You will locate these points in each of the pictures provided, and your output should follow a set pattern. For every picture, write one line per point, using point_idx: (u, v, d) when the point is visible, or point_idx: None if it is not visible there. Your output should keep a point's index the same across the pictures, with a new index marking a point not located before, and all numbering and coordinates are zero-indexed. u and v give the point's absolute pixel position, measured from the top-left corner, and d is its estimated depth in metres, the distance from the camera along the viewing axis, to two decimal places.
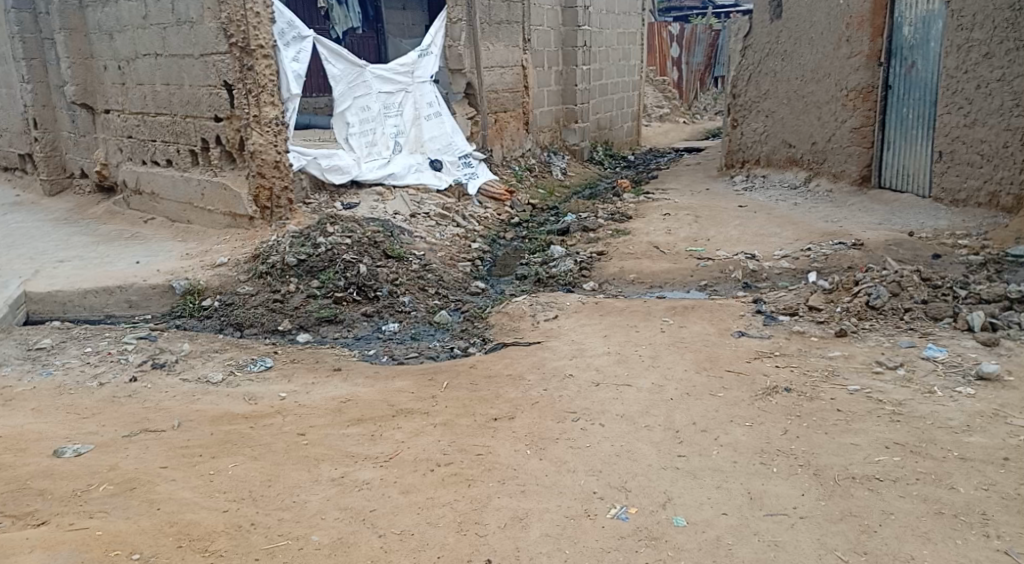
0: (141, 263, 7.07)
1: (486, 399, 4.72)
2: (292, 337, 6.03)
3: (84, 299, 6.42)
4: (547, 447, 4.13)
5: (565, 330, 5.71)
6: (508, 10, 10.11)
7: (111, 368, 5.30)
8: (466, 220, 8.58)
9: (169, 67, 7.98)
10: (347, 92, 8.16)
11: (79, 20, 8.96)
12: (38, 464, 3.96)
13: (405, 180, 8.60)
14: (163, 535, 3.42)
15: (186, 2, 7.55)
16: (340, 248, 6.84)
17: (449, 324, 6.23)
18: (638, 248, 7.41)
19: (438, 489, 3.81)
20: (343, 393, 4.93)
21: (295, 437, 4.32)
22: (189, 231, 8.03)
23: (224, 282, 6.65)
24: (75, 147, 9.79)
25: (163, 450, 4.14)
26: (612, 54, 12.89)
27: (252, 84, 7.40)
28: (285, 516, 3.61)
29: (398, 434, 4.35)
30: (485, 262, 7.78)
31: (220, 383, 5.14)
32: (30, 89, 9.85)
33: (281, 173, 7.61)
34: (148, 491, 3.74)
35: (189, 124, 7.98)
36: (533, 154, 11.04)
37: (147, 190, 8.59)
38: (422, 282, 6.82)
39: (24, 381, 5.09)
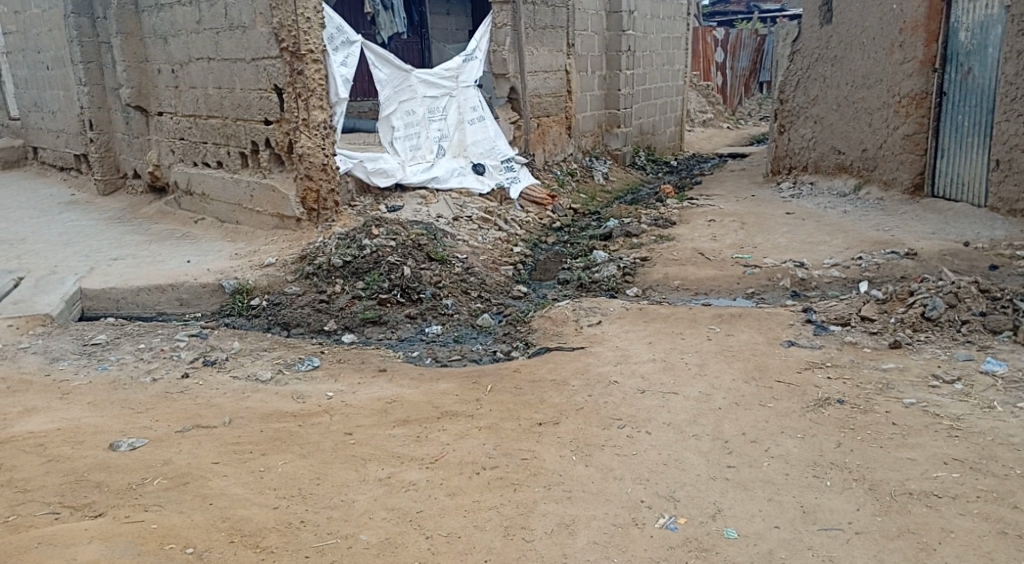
0: (192, 262, 7.19)
1: (531, 403, 4.71)
2: (337, 337, 6.08)
3: (137, 296, 6.55)
4: (593, 454, 4.11)
5: (609, 336, 5.68)
6: (553, 15, 10.10)
7: (164, 365, 5.39)
8: (509, 224, 8.58)
9: (222, 71, 8.12)
10: (393, 97, 8.28)
11: (135, 24, 9.17)
12: (94, 457, 4.04)
13: (448, 184, 8.63)
14: (216, 530, 3.47)
15: (239, 7, 7.68)
16: (385, 250, 6.89)
17: (492, 327, 6.23)
18: (683, 254, 7.35)
19: (484, 493, 3.81)
20: (388, 395, 4.96)
21: (343, 437, 4.35)
22: (238, 232, 8.16)
23: (272, 282, 6.73)
24: (129, 148, 10.01)
25: (215, 446, 4.20)
26: (656, 59, 12.82)
27: (301, 89, 7.49)
28: (334, 515, 3.64)
29: (444, 436, 4.36)
30: (527, 266, 7.77)
31: (269, 381, 5.20)
32: (87, 91, 10.09)
33: (329, 176, 7.68)
34: (201, 486, 3.80)
35: (240, 127, 8.10)
36: (575, 158, 11.01)
37: (198, 191, 8.75)
38: (464, 286, 6.83)
39: (81, 375, 5.20)
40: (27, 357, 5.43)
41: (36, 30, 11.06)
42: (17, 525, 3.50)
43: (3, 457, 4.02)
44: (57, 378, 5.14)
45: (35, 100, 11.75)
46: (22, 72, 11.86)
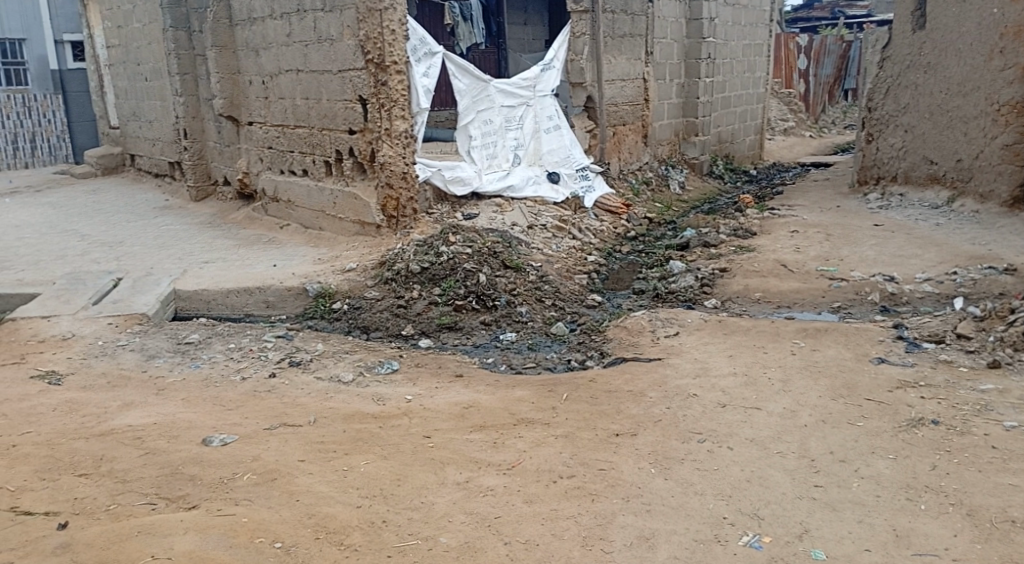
0: (278, 266, 7.39)
1: (608, 413, 4.68)
2: (414, 342, 6.15)
3: (227, 298, 6.76)
4: (673, 467, 4.06)
5: (687, 347, 5.60)
6: (632, 23, 10.02)
7: (252, 364, 5.55)
8: (583, 232, 8.55)
9: (309, 82, 8.33)
10: (471, 106, 8.35)
11: (228, 38, 9.49)
12: (189, 451, 4.17)
13: (524, 192, 8.65)
14: (303, 526, 3.55)
15: (328, 20, 7.88)
16: (462, 257, 6.95)
17: (567, 336, 6.21)
18: (765, 266, 7.20)
19: (562, 501, 3.80)
20: (465, 400, 4.99)
21: (421, 440, 4.40)
22: (321, 238, 8.35)
23: (353, 287, 6.86)
24: (220, 156, 10.37)
25: (301, 445, 4.30)
26: (737, 67, 12.63)
27: (385, 99, 7.61)
28: (414, 516, 3.68)
29: (521, 442, 4.36)
30: (601, 275, 7.73)
31: (351, 383, 5.30)
32: (182, 101, 10.48)
33: (408, 184, 7.78)
34: (288, 483, 3.89)
35: (325, 136, 8.29)
36: (651, 167, 10.89)
37: (284, 198, 8.99)
38: (539, 294, 6.83)
39: (175, 372, 5.39)
40: (125, 354, 5.65)
41: (136, 43, 11.56)
42: (117, 513, 3.63)
43: (104, 448, 4.19)
44: (153, 375, 5.33)
45: (133, 109, 12.27)
46: (122, 83, 12.41)
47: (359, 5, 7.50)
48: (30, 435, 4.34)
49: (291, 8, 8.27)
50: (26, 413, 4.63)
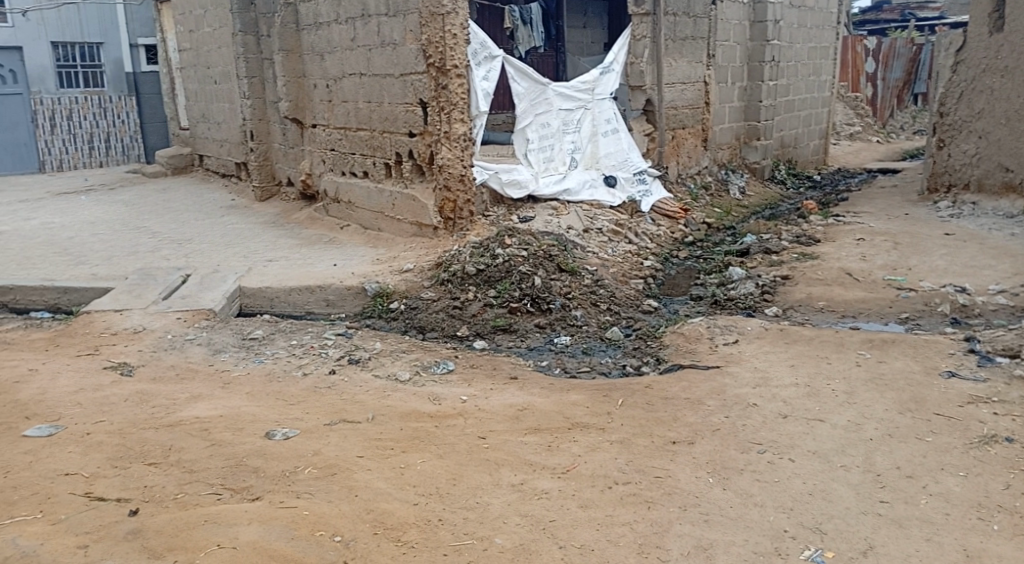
0: (338, 266, 7.50)
1: (665, 420, 4.64)
2: (469, 343, 6.18)
3: (289, 295, 6.87)
4: (732, 477, 4.00)
5: (747, 356, 5.52)
6: (694, 26, 9.91)
7: (313, 361, 5.65)
8: (639, 237, 8.49)
9: (372, 86, 8.43)
10: (529, 110, 8.36)
11: (295, 42, 9.66)
12: (253, 444, 4.26)
13: (580, 196, 8.62)
14: (362, 521, 3.59)
15: (391, 25, 7.97)
16: (518, 259, 6.96)
17: (621, 341, 6.17)
18: (829, 274, 7.06)
19: (618, 508, 3.77)
20: (521, 402, 5.00)
21: (477, 440, 4.42)
22: (380, 238, 8.44)
23: (410, 287, 6.92)
24: (285, 157, 10.57)
25: (360, 441, 4.35)
26: (802, 70, 12.41)
27: (445, 102, 7.67)
28: (470, 516, 3.69)
29: (576, 447, 4.35)
30: (658, 280, 7.67)
31: (408, 382, 5.35)
32: (249, 104, 10.72)
33: (466, 187, 7.82)
34: (347, 478, 3.94)
35: (386, 139, 8.39)
36: (710, 172, 10.75)
37: (345, 199, 9.12)
38: (594, 298, 6.81)
39: (240, 366, 5.51)
40: (193, 348, 5.79)
41: (207, 47, 11.86)
42: (184, 501, 3.72)
43: (172, 438, 4.30)
44: (219, 368, 5.46)
45: (203, 111, 12.59)
46: (193, 85, 12.74)
47: (422, 9, 7.56)
48: (104, 424, 4.49)
49: (355, 13, 8.40)
50: (100, 403, 4.78)
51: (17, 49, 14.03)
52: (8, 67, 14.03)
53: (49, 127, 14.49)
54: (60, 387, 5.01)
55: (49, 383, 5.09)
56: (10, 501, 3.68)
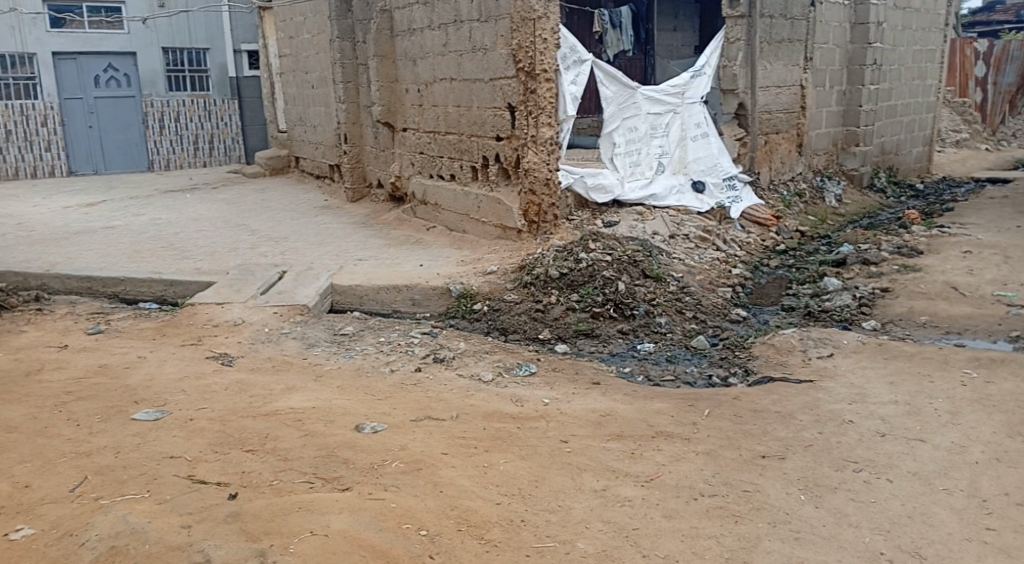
0: (424, 266, 7.61)
1: (753, 433, 4.55)
2: (551, 346, 6.19)
3: (377, 294, 7.02)
4: (824, 495, 3.90)
5: (842, 370, 5.37)
6: (791, 28, 9.69)
7: (400, 358, 5.75)
8: (728, 244, 8.36)
9: (462, 90, 8.54)
10: (617, 114, 8.32)
11: (389, 47, 9.86)
12: (343, 436, 4.37)
13: (666, 201, 8.51)
14: (446, 517, 3.64)
15: (483, 30, 8.05)
16: (601, 264, 6.94)
17: (707, 350, 6.08)
18: (932, 288, 6.82)
19: (703, 519, 3.72)
20: (603, 408, 4.98)
21: (559, 444, 4.42)
22: (464, 240, 8.54)
23: (493, 289, 6.97)
24: (376, 160, 10.80)
25: (445, 438, 4.42)
26: (905, 73, 12.01)
27: (532, 107, 7.71)
28: (553, 519, 3.70)
29: (660, 455, 4.31)
30: (746, 289, 7.53)
31: (491, 382, 5.41)
32: (344, 107, 10.99)
33: (551, 191, 7.83)
34: (432, 474, 4.00)
35: (473, 143, 8.49)
36: (804, 178, 10.48)
37: (432, 201, 9.26)
38: (680, 305, 6.73)
39: (331, 361, 5.66)
40: (288, 341, 5.97)
41: (306, 53, 12.22)
42: (279, 488, 3.84)
43: (269, 427, 4.45)
44: (312, 362, 5.62)
45: (300, 114, 12.97)
46: (291, 90, 13.15)
47: (514, 14, 7.62)
48: (206, 411, 4.67)
49: (448, 19, 8.52)
50: (202, 390, 4.98)
51: (131, 54, 14.85)
52: (123, 71, 14.87)
53: (158, 128, 15.24)
54: (165, 374, 5.25)
55: (156, 370, 5.33)
56: (119, 479, 3.87)
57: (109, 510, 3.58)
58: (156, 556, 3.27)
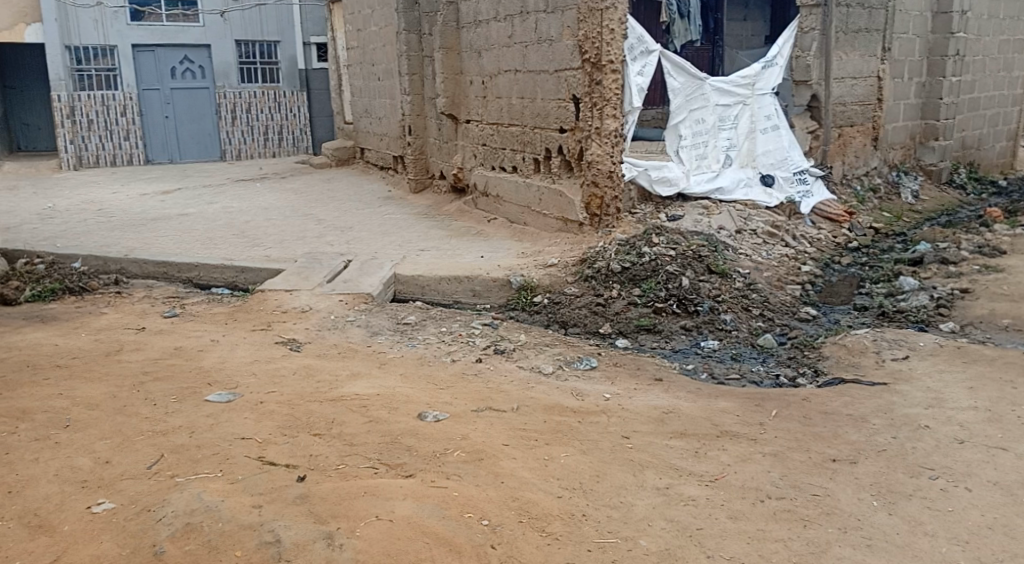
0: (485, 258, 7.64)
1: (823, 436, 4.45)
2: (611, 341, 6.15)
3: (439, 284, 7.06)
4: (898, 503, 3.80)
5: (918, 374, 5.22)
6: (869, 17, 9.43)
7: (460, 348, 5.78)
8: (797, 240, 8.17)
9: (526, 82, 8.53)
10: (684, 105, 8.20)
11: (455, 40, 9.91)
12: (406, 423, 4.41)
13: (733, 195, 8.36)
14: (508, 508, 3.65)
15: (549, 21, 8.02)
16: (665, 259, 6.87)
17: (774, 349, 5.97)
18: (1016, 289, 6.58)
19: (771, 523, 3.65)
20: (665, 405, 4.93)
21: (621, 440, 4.39)
22: (525, 232, 8.55)
23: (554, 282, 6.96)
24: (439, 151, 10.86)
25: (506, 430, 4.42)
26: (990, 64, 11.59)
27: (597, 98, 7.65)
28: (615, 514, 3.68)
29: (725, 456, 4.24)
30: (816, 286, 7.37)
31: (551, 375, 5.41)
32: (409, 99, 11.09)
33: (614, 183, 7.76)
34: (494, 464, 4.01)
35: (537, 135, 8.48)
36: (879, 172, 10.19)
37: (493, 193, 9.28)
38: (746, 302, 6.62)
39: (394, 349, 5.72)
40: (353, 329, 6.06)
41: (373, 45, 12.35)
42: (346, 472, 3.89)
43: (335, 412, 4.52)
44: (376, 350, 5.69)
45: (366, 106, 13.11)
46: (357, 82, 13.31)
47: (581, 5, 7.58)
48: (275, 394, 4.77)
49: (514, 10, 8.51)
50: (271, 374, 5.09)
51: (205, 47, 15.23)
52: (198, 63, 15.26)
53: (230, 119, 15.59)
54: (236, 358, 5.37)
55: (228, 353, 5.46)
56: (194, 458, 3.97)
57: (184, 488, 3.68)
58: (229, 534, 3.34)
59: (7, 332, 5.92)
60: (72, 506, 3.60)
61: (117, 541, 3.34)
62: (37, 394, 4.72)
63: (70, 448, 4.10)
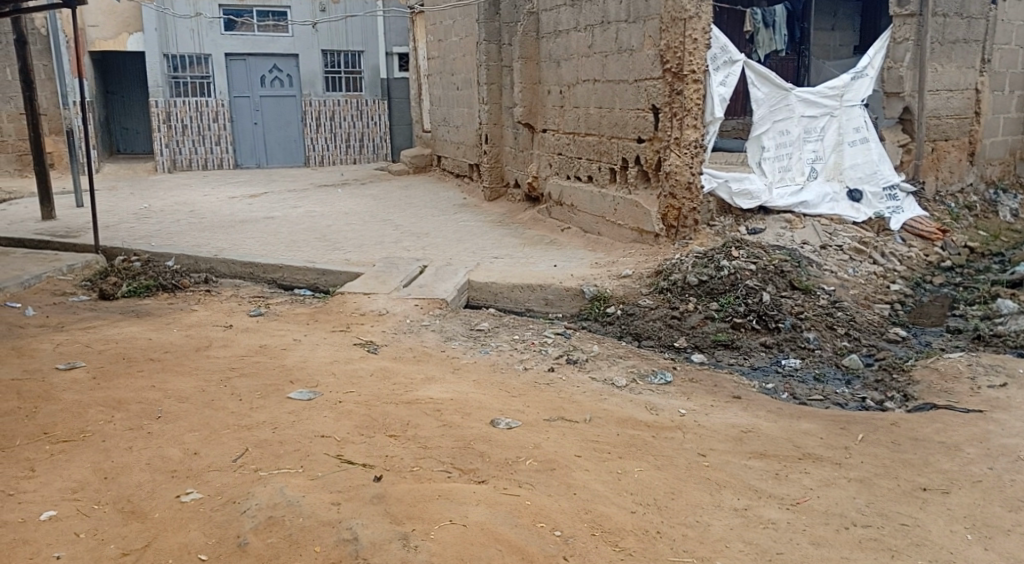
0: (558, 267, 7.59)
1: (913, 464, 4.26)
2: (687, 355, 6.02)
3: (512, 292, 7.03)
4: (995, 538, 3.61)
5: (1017, 403, 4.97)
6: (967, 27, 9.07)
7: (533, 357, 5.74)
8: (886, 257, 7.88)
9: (605, 92, 8.45)
10: (768, 116, 8.02)
11: (535, 49, 9.89)
12: (479, 429, 4.39)
13: (818, 210, 8.12)
14: (580, 520, 3.58)
15: (630, 31, 7.94)
16: (745, 273, 6.71)
17: (860, 370, 5.76)
18: None
19: (857, 551, 3.50)
20: (745, 423, 4.80)
21: (697, 457, 4.28)
22: (599, 242, 8.48)
23: (628, 293, 6.85)
24: (514, 160, 10.86)
25: (580, 441, 4.36)
26: None
27: (678, 108, 7.53)
28: (690, 533, 3.57)
29: (807, 479, 4.09)
30: (905, 306, 7.10)
31: (625, 387, 5.32)
32: (487, 108, 11.14)
33: (692, 195, 7.63)
34: (566, 475, 3.95)
35: (613, 144, 8.40)
36: (974, 189, 9.76)
37: (568, 202, 9.24)
38: (830, 320, 6.41)
39: (467, 355, 5.71)
40: (427, 333, 6.08)
41: (453, 55, 12.44)
42: (419, 475, 3.89)
43: (409, 414, 4.53)
44: (450, 355, 5.69)
45: (444, 115, 13.22)
46: (437, 91, 13.42)
47: (664, 14, 7.47)
48: (352, 395, 4.81)
49: (595, 20, 8.46)
50: (349, 375, 5.14)
51: (293, 56, 15.64)
52: (286, 72, 15.69)
53: (314, 127, 15.89)
54: (317, 357, 5.44)
55: (309, 353, 5.54)
56: (276, 453, 4.02)
57: (267, 482, 3.73)
58: (308, 530, 3.35)
59: (103, 325, 6.14)
60: (161, 494, 3.68)
61: (202, 530, 3.39)
62: (130, 386, 4.87)
63: (159, 438, 4.20)
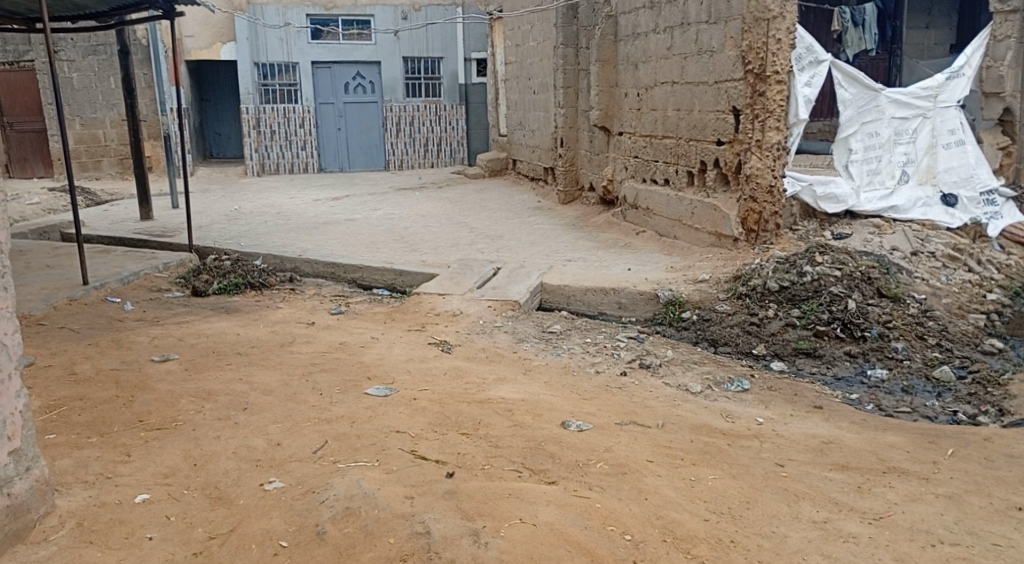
0: (633, 270, 7.54)
1: (1006, 481, 4.10)
2: (766, 363, 5.91)
3: (585, 295, 7.01)
4: None
5: None
6: None
7: (605, 360, 5.73)
8: (982, 265, 7.55)
9: (684, 94, 8.35)
10: (856, 118, 7.83)
11: (612, 52, 9.85)
12: (551, 430, 4.40)
13: (909, 214, 7.86)
14: (652, 525, 3.55)
15: (711, 32, 7.81)
16: (829, 280, 6.53)
17: (952, 383, 5.55)
18: None
19: None
20: (825, 434, 4.68)
21: (774, 467, 4.20)
22: (675, 246, 8.41)
23: (705, 298, 6.74)
24: (590, 163, 10.83)
25: (651, 446, 4.33)
26: None
27: (760, 109, 7.38)
28: (765, 544, 3.50)
29: (891, 493, 3.97)
30: (1002, 317, 6.83)
31: (699, 394, 5.25)
32: (563, 112, 11.15)
33: (774, 198, 7.47)
34: (638, 480, 3.92)
35: (692, 147, 8.30)
36: None
37: (643, 206, 9.19)
38: (921, 330, 6.20)
39: (539, 356, 5.73)
40: (500, 334, 6.13)
41: (531, 60, 12.49)
42: (491, 473, 3.91)
43: (482, 414, 4.57)
44: (522, 356, 5.72)
45: (520, 119, 13.27)
46: (514, 96, 13.49)
47: (746, 14, 7.33)
48: (426, 392, 4.88)
49: (675, 21, 8.36)
50: (424, 373, 5.22)
51: (376, 63, 15.96)
52: (369, 79, 16.03)
53: (395, 132, 16.16)
54: (394, 355, 5.54)
55: (386, 350, 5.64)
56: (354, 447, 4.11)
57: (344, 474, 3.81)
58: (383, 521, 3.41)
59: (195, 321, 6.37)
60: (246, 482, 3.80)
61: (283, 518, 3.49)
62: (220, 379, 5.05)
63: (246, 429, 4.34)
